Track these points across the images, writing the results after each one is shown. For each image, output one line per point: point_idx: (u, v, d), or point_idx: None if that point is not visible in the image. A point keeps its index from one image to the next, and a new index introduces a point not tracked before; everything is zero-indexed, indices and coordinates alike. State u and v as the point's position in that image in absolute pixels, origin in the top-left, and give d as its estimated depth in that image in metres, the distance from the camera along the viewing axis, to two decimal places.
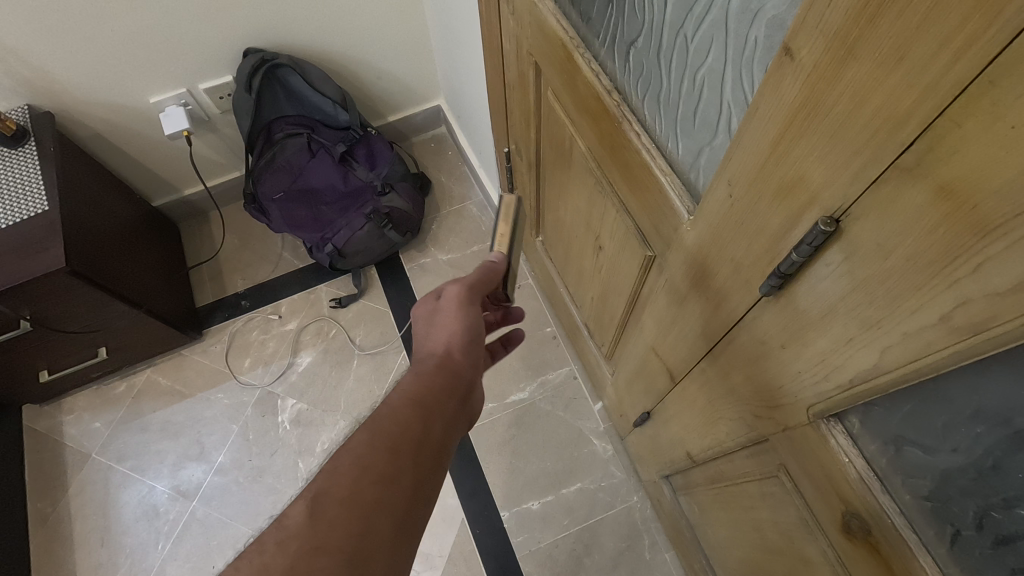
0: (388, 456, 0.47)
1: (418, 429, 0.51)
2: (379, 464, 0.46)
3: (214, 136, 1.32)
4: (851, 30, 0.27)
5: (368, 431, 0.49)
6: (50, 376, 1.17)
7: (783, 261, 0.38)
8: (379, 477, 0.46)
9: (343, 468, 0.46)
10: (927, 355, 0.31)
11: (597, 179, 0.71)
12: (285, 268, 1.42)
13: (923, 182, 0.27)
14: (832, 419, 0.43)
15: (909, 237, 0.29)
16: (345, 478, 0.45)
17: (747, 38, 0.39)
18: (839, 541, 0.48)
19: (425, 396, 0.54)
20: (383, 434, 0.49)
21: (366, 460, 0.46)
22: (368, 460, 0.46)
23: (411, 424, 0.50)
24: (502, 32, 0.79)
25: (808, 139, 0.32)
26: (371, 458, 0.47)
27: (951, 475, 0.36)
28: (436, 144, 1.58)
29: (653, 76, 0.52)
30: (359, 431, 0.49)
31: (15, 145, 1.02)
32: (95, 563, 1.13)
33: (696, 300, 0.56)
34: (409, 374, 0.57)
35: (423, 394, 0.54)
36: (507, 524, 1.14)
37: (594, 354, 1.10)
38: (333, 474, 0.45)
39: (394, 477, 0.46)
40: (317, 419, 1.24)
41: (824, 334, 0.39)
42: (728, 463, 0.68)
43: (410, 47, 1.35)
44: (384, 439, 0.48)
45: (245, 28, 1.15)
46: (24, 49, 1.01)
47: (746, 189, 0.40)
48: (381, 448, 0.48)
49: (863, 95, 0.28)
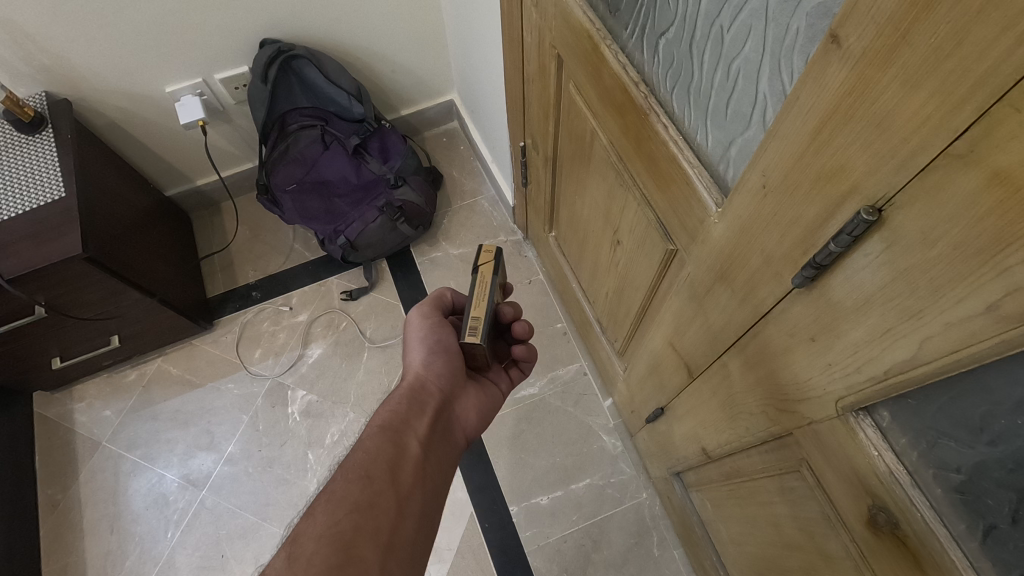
0: (362, 484, 0.55)
1: (387, 454, 0.59)
2: (354, 495, 0.54)
3: (229, 127, 1.32)
4: (905, 16, 0.27)
5: (342, 473, 0.57)
6: (63, 362, 1.18)
7: (819, 252, 0.38)
8: (355, 507, 0.53)
9: (319, 509, 0.53)
10: (969, 345, 0.31)
11: (618, 172, 0.71)
12: (296, 260, 1.42)
13: (975, 169, 0.27)
14: (861, 412, 0.43)
15: (957, 226, 0.29)
16: (321, 515, 0.52)
17: (788, 28, 0.39)
18: (863, 534, 0.47)
19: (396, 420, 0.63)
20: (353, 469, 0.57)
21: (342, 495, 0.54)
22: (344, 494, 0.54)
23: (382, 451, 0.59)
24: (524, 24, 0.79)
25: (853, 128, 0.32)
26: (346, 491, 0.54)
27: (987, 467, 0.36)
28: (448, 138, 1.58)
29: (684, 67, 0.52)
30: (336, 476, 0.57)
31: (33, 131, 1.03)
32: (105, 550, 1.14)
33: (720, 293, 0.56)
34: (382, 405, 0.66)
35: (392, 419, 0.63)
36: (516, 518, 1.14)
37: (605, 350, 1.10)
38: (311, 515, 0.52)
39: (369, 502, 0.54)
40: (326, 411, 1.25)
41: (858, 325, 0.39)
42: (745, 459, 0.68)
43: (425, 40, 1.35)
44: (356, 473, 0.56)
45: (263, 19, 1.15)
46: (43, 36, 1.01)
47: (781, 180, 0.40)
48: (354, 482, 0.55)
49: (915, 82, 0.28)
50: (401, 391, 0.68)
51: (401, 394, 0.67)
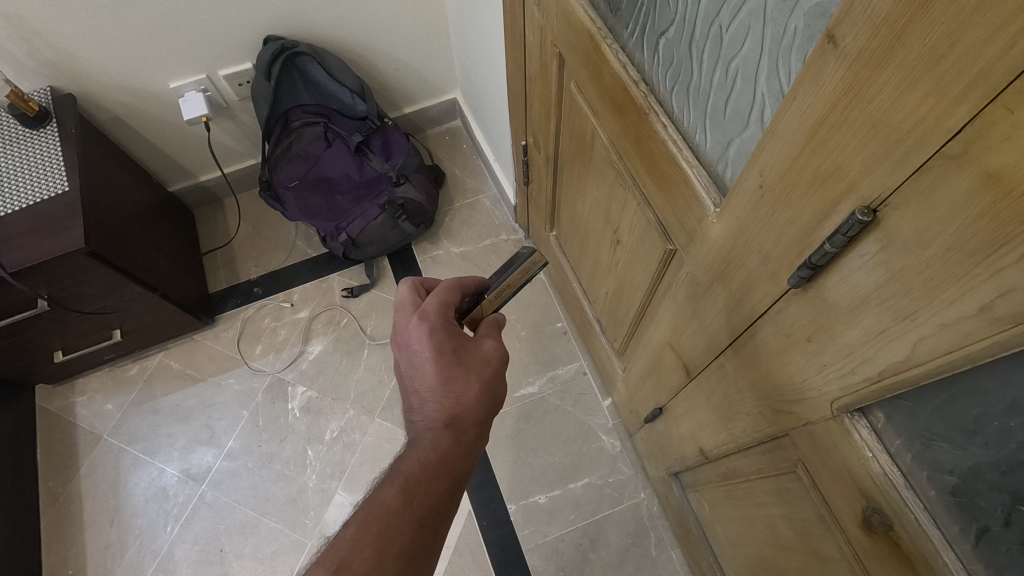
0: (414, 530, 0.52)
1: (443, 501, 0.55)
2: (403, 541, 0.51)
3: (232, 123, 1.33)
4: (900, 15, 0.27)
5: (397, 497, 0.53)
6: (65, 356, 1.18)
7: (815, 252, 0.38)
8: (402, 552, 0.51)
9: (369, 542, 0.50)
10: (962, 346, 0.31)
11: (618, 172, 0.71)
12: (298, 256, 1.43)
13: (968, 170, 0.27)
14: (857, 413, 0.43)
15: (950, 227, 0.29)
16: (369, 552, 0.50)
17: (786, 28, 0.38)
18: (857, 536, 0.47)
19: (458, 465, 0.57)
20: (411, 506, 0.53)
21: (393, 532, 0.51)
22: (395, 532, 0.51)
23: (438, 495, 0.55)
24: (526, 22, 0.78)
25: (848, 128, 0.32)
26: (398, 532, 0.51)
27: (980, 470, 0.36)
28: (451, 137, 1.59)
29: (684, 66, 0.52)
30: (388, 493, 0.54)
31: (37, 126, 1.04)
32: (105, 544, 1.14)
33: (718, 293, 0.56)
34: (445, 435, 0.57)
35: (456, 463, 0.57)
36: (513, 517, 1.14)
37: (605, 350, 1.10)
38: (360, 545, 0.50)
39: (416, 552, 0.51)
40: (326, 407, 1.25)
41: (854, 326, 0.39)
42: (741, 459, 0.68)
43: (429, 38, 1.35)
44: (412, 513, 0.53)
45: (267, 16, 1.15)
46: (48, 31, 1.01)
47: (778, 180, 0.40)
48: (407, 526, 0.52)
49: (910, 83, 0.28)
50: (467, 429, 0.59)
51: (469, 434, 0.59)
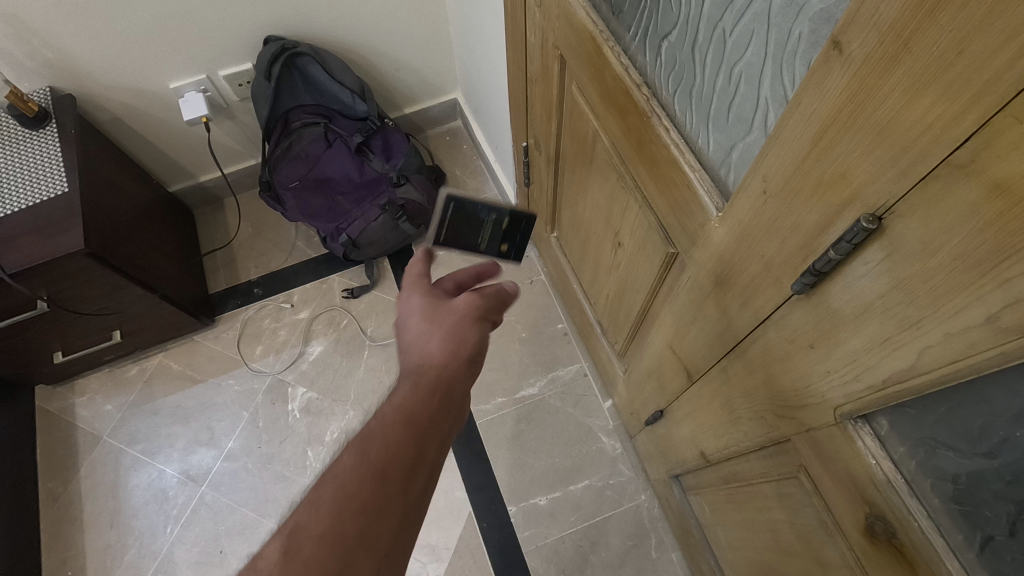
0: (375, 484, 0.44)
1: (410, 451, 0.46)
2: (361, 495, 0.43)
3: (232, 123, 1.32)
4: (907, 23, 0.27)
5: (352, 454, 0.45)
6: (65, 357, 1.18)
7: (819, 259, 0.38)
8: (361, 509, 0.42)
9: (324, 503, 0.42)
10: (968, 356, 0.31)
11: (620, 174, 0.70)
12: (298, 257, 1.42)
13: (974, 180, 0.27)
14: (860, 420, 0.43)
15: (956, 236, 0.29)
16: (326, 510, 0.42)
17: (790, 33, 0.38)
18: (859, 542, 0.47)
19: (425, 415, 0.49)
20: (369, 461, 0.45)
21: (349, 489, 0.43)
22: (350, 485, 0.43)
23: (402, 442, 0.46)
24: (527, 24, 0.78)
25: (853, 135, 0.32)
26: (355, 487, 0.43)
27: (985, 479, 0.35)
28: (452, 137, 1.58)
29: (686, 70, 0.52)
30: (344, 454, 0.45)
31: (37, 127, 1.03)
32: (105, 545, 1.14)
33: (720, 297, 0.56)
34: (407, 388, 0.51)
35: (422, 411, 0.49)
36: (514, 519, 1.14)
37: (606, 351, 1.09)
38: (312, 507, 0.42)
39: (379, 507, 0.43)
40: (326, 408, 1.25)
41: (857, 333, 0.38)
42: (743, 463, 0.68)
43: (430, 38, 1.35)
44: (370, 466, 0.44)
45: (267, 16, 1.15)
46: (48, 31, 1.01)
47: (781, 185, 0.40)
48: (365, 480, 0.44)
49: (916, 91, 0.28)
50: (430, 375, 0.52)
51: (431, 379, 0.52)
